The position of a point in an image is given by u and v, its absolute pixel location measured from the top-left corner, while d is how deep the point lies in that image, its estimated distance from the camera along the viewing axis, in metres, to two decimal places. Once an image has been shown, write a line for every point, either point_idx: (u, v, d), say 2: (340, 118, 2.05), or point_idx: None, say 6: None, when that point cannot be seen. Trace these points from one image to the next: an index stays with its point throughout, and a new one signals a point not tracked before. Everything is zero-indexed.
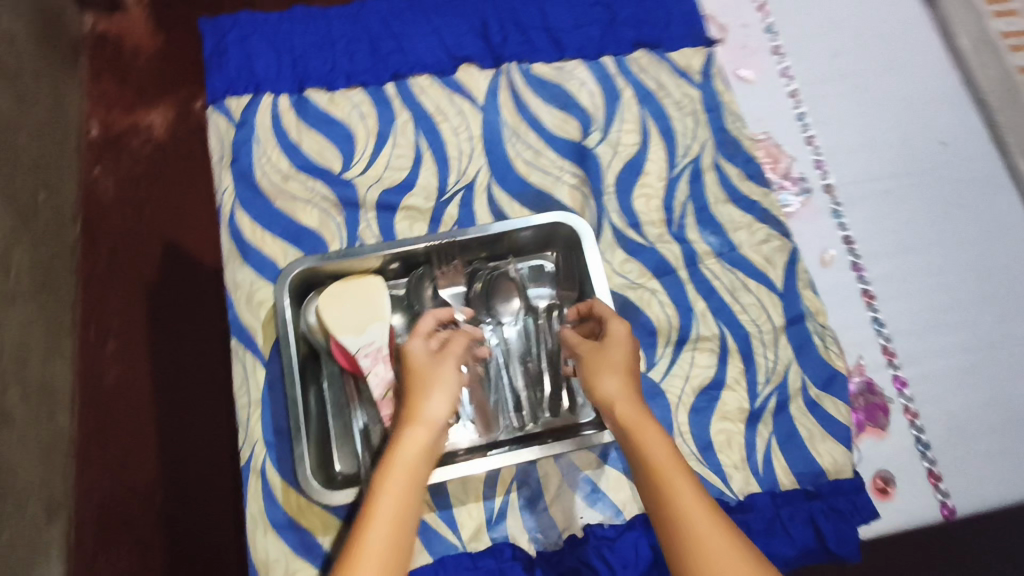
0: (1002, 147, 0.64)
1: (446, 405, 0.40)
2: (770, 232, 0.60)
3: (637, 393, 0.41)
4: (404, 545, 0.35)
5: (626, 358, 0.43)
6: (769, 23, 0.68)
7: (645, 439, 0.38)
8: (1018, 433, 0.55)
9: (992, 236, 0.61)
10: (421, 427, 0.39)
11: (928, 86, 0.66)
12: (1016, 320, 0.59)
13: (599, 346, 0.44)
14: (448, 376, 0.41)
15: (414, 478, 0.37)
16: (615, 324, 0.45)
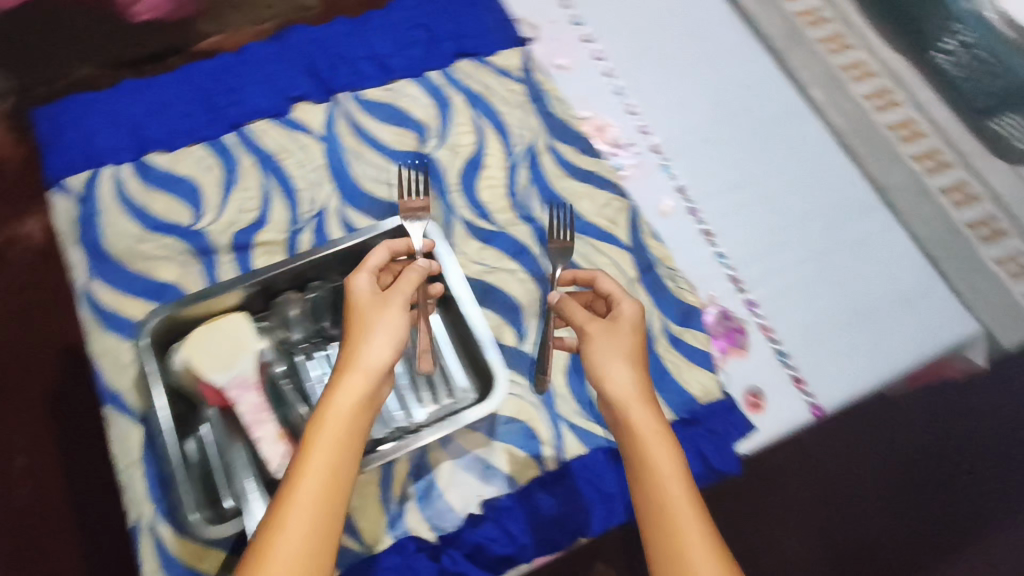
0: (797, 83, 0.73)
1: (387, 351, 0.46)
2: (609, 195, 0.65)
3: (643, 387, 0.46)
4: (340, 479, 0.40)
5: (635, 345, 0.48)
6: (574, 15, 0.76)
7: (655, 450, 0.43)
8: (863, 323, 0.62)
9: (801, 158, 0.69)
10: (359, 373, 0.44)
11: (724, 42, 0.75)
12: (840, 225, 0.66)
13: (613, 331, 0.49)
14: (391, 321, 0.47)
15: (347, 424, 0.42)
16: (628, 310, 0.50)
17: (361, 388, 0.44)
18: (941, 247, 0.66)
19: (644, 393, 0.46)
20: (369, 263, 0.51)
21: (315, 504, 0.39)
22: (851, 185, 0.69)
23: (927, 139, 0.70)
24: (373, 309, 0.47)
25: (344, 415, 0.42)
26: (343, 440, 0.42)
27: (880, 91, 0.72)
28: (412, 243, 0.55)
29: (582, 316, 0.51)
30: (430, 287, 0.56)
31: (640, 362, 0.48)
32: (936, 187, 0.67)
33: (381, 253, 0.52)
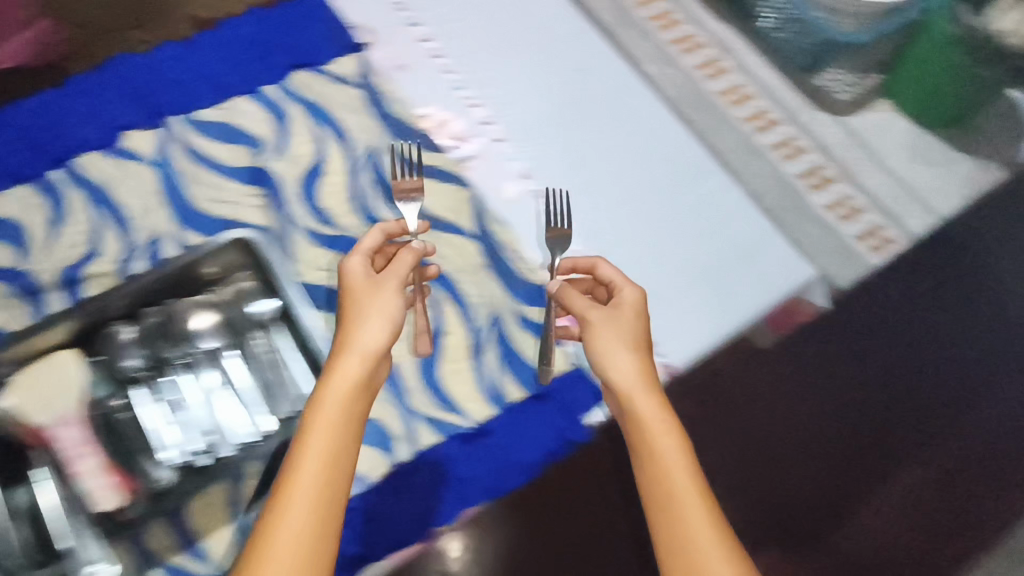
0: (630, 61, 0.76)
1: (380, 333, 0.52)
2: (453, 187, 0.66)
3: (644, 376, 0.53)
4: (341, 459, 0.47)
5: (634, 325, 0.55)
6: (409, 18, 0.76)
7: (659, 440, 0.50)
8: (705, 282, 0.65)
9: (639, 131, 0.72)
10: (354, 355, 0.51)
11: (558, 29, 0.77)
12: (678, 191, 0.69)
13: (613, 313, 0.55)
14: (382, 305, 0.54)
15: (343, 406, 0.48)
16: (631, 295, 0.56)
17: (356, 371, 0.50)
18: (776, 199, 0.69)
19: (641, 367, 0.53)
20: (364, 245, 0.57)
21: (317, 478, 0.45)
22: (688, 151, 0.71)
23: (756, 100, 0.74)
24: (367, 298, 0.53)
25: (340, 399, 0.49)
26: (340, 424, 0.48)
27: (708, 60, 0.76)
28: (404, 224, 0.61)
29: (584, 304, 0.57)
30: (425, 268, 0.61)
31: (640, 341, 0.55)
32: (765, 143, 0.72)
33: (375, 236, 0.58)
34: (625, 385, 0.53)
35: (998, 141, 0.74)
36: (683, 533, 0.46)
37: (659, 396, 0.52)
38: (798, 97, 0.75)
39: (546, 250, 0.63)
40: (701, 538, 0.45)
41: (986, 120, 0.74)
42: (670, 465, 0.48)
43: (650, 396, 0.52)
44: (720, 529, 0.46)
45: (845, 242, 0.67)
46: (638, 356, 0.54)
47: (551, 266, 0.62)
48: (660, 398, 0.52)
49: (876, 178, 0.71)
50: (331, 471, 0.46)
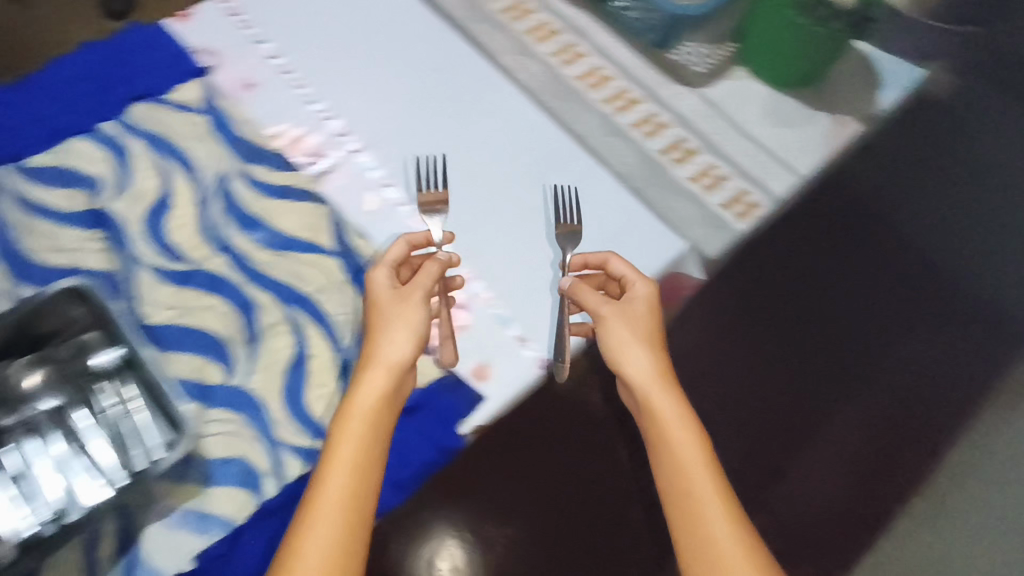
0: (488, 56, 0.75)
1: (406, 345, 0.54)
2: (309, 205, 0.63)
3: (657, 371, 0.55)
4: (364, 471, 0.49)
5: (647, 319, 0.58)
6: (255, 35, 0.74)
7: (676, 440, 0.52)
8: (580, 269, 0.63)
9: (502, 126, 0.71)
10: (378, 369, 0.53)
11: (413, 31, 0.76)
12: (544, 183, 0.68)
13: (628, 308, 0.58)
14: (409, 317, 0.55)
15: (368, 418, 0.51)
16: (645, 292, 0.59)
17: (382, 385, 0.52)
18: (643, 177, 0.69)
19: (657, 360, 0.56)
20: (388, 256, 0.58)
21: (344, 489, 0.47)
22: (553, 139, 0.71)
23: (616, 82, 0.74)
24: (394, 310, 0.55)
25: (366, 411, 0.51)
26: (366, 439, 0.50)
27: (566, 47, 0.76)
28: (429, 233, 0.61)
29: (597, 299, 0.58)
30: (453, 279, 0.61)
31: (653, 338, 0.57)
32: (627, 125, 0.72)
33: (400, 246, 0.59)
34: (642, 379, 0.55)
35: (849, 101, 0.77)
36: (697, 511, 0.49)
37: (672, 387, 0.55)
38: (657, 74, 0.75)
39: (557, 248, 0.64)
40: (715, 515, 0.49)
41: (836, 81, 0.77)
42: (682, 450, 0.52)
43: (667, 387, 0.55)
44: (731, 510, 0.49)
45: (712, 212, 0.68)
46: (655, 350, 0.56)
47: (562, 263, 0.63)
48: (673, 389, 0.55)
49: (739, 145, 0.72)
50: (357, 484, 0.48)
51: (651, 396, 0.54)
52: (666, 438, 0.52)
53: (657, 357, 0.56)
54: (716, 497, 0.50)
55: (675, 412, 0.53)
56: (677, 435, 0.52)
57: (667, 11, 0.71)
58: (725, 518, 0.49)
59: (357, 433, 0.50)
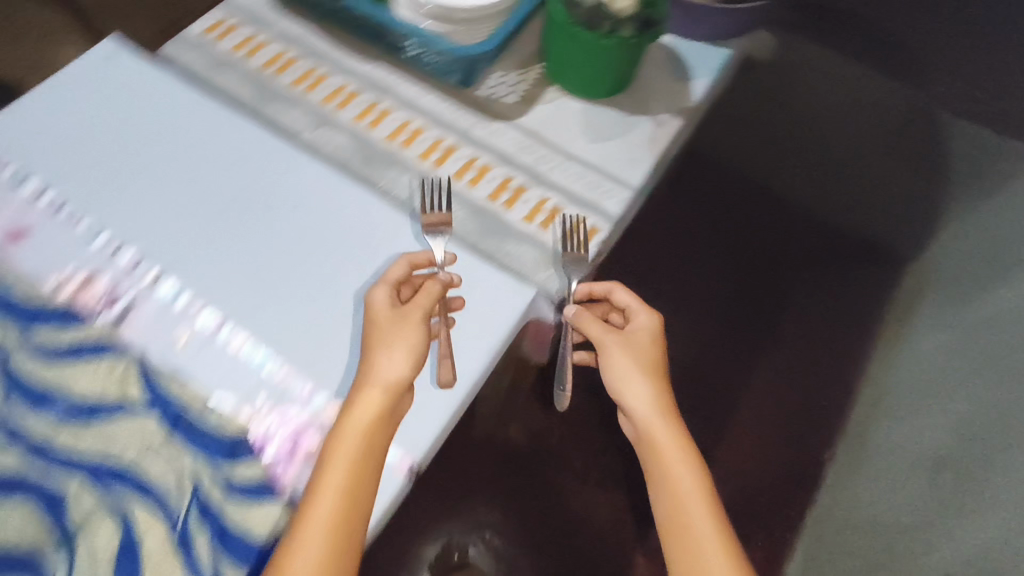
0: (287, 134, 0.70)
1: (402, 364, 0.54)
2: (110, 360, 0.54)
3: (656, 399, 0.58)
4: (358, 489, 0.50)
5: (648, 349, 0.60)
6: (15, 172, 0.65)
7: (677, 468, 0.56)
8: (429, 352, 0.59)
9: (318, 208, 0.66)
10: (376, 388, 0.53)
11: (200, 126, 0.69)
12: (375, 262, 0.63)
13: (631, 338, 0.61)
14: (405, 334, 0.55)
15: (366, 437, 0.52)
16: (647, 322, 0.61)
17: (377, 404, 0.52)
18: (475, 228, 0.66)
19: (656, 390, 0.59)
20: (391, 276, 0.58)
21: (334, 509, 0.49)
22: (376, 210, 0.66)
23: (430, 133, 0.70)
24: (391, 331, 0.55)
25: (358, 430, 0.52)
26: (359, 460, 0.51)
27: (367, 108, 0.71)
28: (431, 253, 0.61)
29: (600, 329, 0.61)
30: (453, 300, 0.61)
31: (655, 370, 0.60)
32: (449, 177, 0.68)
33: (401, 265, 0.59)
34: (642, 413, 0.58)
35: (665, 97, 0.77)
36: (690, 542, 0.53)
37: (672, 416, 0.58)
38: (468, 115, 0.72)
39: (483, 310, 0.61)
40: (709, 542, 0.53)
41: (647, 80, 0.78)
42: (675, 469, 0.56)
43: (666, 418, 0.58)
44: (725, 541, 0.53)
45: (552, 248, 0.65)
46: (656, 382, 0.59)
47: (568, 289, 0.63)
48: (673, 418, 0.58)
49: (566, 168, 0.70)
50: (348, 504, 0.49)
51: (649, 423, 0.58)
52: (660, 461, 0.56)
53: (656, 383, 0.59)
54: (710, 526, 0.53)
55: (670, 439, 0.57)
56: (672, 458, 0.56)
57: (467, 55, 0.68)
58: (718, 548, 0.52)
59: (350, 452, 0.51)
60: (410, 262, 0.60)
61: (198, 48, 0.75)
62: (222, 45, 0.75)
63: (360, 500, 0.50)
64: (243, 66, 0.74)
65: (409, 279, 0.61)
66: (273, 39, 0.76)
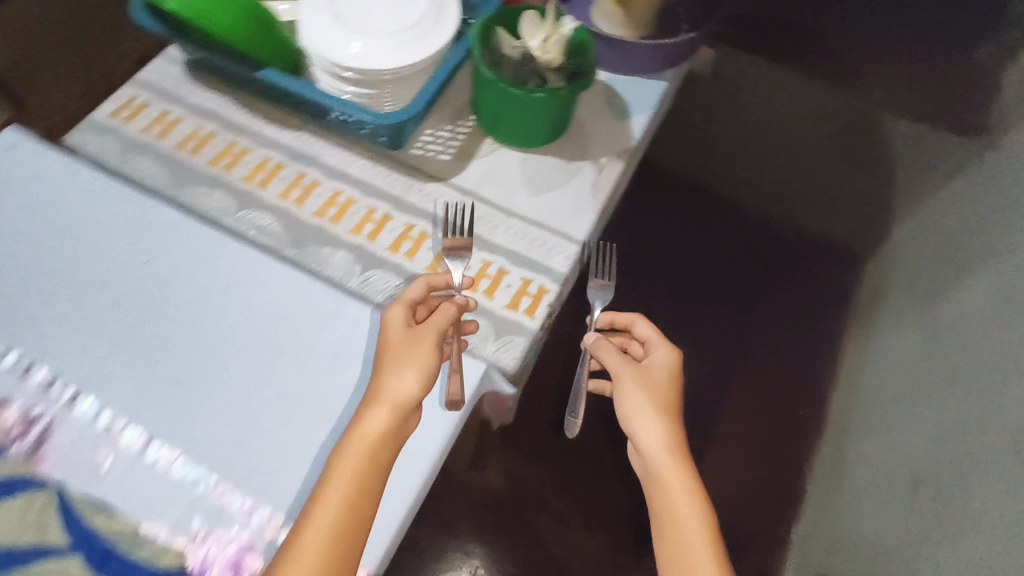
0: (210, 220, 0.66)
1: (409, 385, 0.53)
2: (23, 495, 0.48)
3: (667, 434, 0.59)
4: (357, 509, 0.49)
5: (665, 385, 0.61)
6: None
7: (686, 508, 0.55)
8: None
9: (248, 299, 0.62)
10: (383, 407, 0.52)
11: (117, 219, 0.64)
12: (314, 354, 0.60)
13: (649, 375, 0.62)
14: (415, 352, 0.54)
15: (370, 457, 0.50)
16: (666, 360, 0.63)
17: (383, 421, 0.51)
18: None
19: (668, 427, 0.59)
20: (407, 295, 0.57)
21: (333, 521, 0.48)
22: (310, 294, 0.63)
23: (362, 203, 0.67)
24: (402, 348, 0.54)
25: (363, 446, 0.50)
26: (363, 478, 0.49)
27: (293, 182, 0.68)
28: (450, 277, 0.61)
29: (618, 359, 0.63)
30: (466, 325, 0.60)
31: (670, 408, 0.60)
32: (384, 250, 0.65)
33: (419, 286, 0.58)
34: (654, 452, 0.58)
35: (605, 139, 0.74)
36: None
37: (681, 452, 0.59)
38: (401, 180, 0.69)
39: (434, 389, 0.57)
40: None
41: (585, 123, 0.75)
42: (678, 501, 0.56)
43: (675, 453, 0.58)
44: None
45: (500, 317, 0.62)
46: (669, 419, 0.60)
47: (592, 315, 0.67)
48: (681, 456, 0.58)
49: (506, 228, 0.67)
50: (346, 519, 0.48)
51: (659, 455, 0.58)
52: (667, 494, 0.56)
53: (668, 419, 0.60)
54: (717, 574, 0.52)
55: (678, 475, 0.57)
56: (676, 491, 0.56)
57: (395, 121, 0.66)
58: None
59: (353, 467, 0.50)
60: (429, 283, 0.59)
61: (108, 132, 0.70)
62: (133, 127, 0.70)
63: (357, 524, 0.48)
64: (156, 147, 0.69)
65: (425, 300, 0.60)
66: (188, 115, 0.71)
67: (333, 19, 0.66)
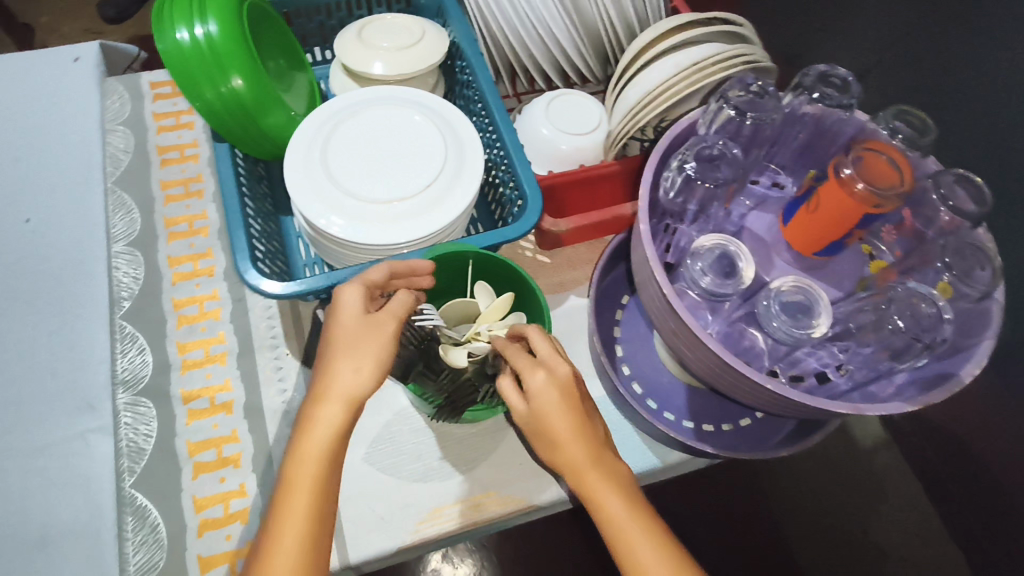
0: (110, 233, 0.61)
1: (365, 372, 0.41)
2: None
3: (586, 437, 0.41)
4: (322, 521, 0.39)
5: (564, 409, 0.40)
6: None
7: (607, 513, 0.39)
8: None
9: (53, 327, 0.57)
10: (333, 403, 0.40)
11: (65, 170, 0.63)
12: (41, 421, 0.53)
13: (531, 414, 0.41)
14: (375, 340, 0.41)
15: (326, 462, 0.39)
16: (533, 386, 0.40)
17: (338, 425, 0.40)
18: (142, 470, 0.51)
19: (583, 429, 0.41)
20: (368, 276, 0.44)
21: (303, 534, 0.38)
22: (84, 372, 0.55)
23: (219, 325, 0.57)
24: (357, 341, 0.41)
25: (321, 454, 0.39)
26: (324, 486, 0.39)
27: (194, 255, 0.60)
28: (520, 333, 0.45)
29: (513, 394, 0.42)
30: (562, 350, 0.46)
31: (581, 429, 0.41)
32: (178, 388, 0.54)
33: (381, 270, 0.44)
34: (559, 455, 0.41)
35: (507, 467, 0.54)
36: None
37: (599, 450, 0.41)
38: (274, 332, 0.57)
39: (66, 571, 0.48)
40: None
41: (508, 429, 0.55)
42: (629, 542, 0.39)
43: (603, 473, 0.40)
44: None
45: (180, 559, 0.48)
46: (580, 432, 0.41)
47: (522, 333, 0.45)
48: (609, 471, 0.41)
49: None
50: (315, 546, 0.38)
51: (582, 482, 0.40)
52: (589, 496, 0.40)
53: (579, 437, 0.40)
54: None
55: (616, 501, 0.39)
56: (617, 525, 0.39)
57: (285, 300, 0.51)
58: None
59: (312, 476, 0.39)
60: (393, 269, 0.45)
61: (134, 92, 0.68)
62: (152, 105, 0.67)
63: (327, 530, 0.39)
64: (144, 136, 0.66)
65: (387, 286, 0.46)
66: (198, 125, 0.67)
67: (322, 143, 0.55)
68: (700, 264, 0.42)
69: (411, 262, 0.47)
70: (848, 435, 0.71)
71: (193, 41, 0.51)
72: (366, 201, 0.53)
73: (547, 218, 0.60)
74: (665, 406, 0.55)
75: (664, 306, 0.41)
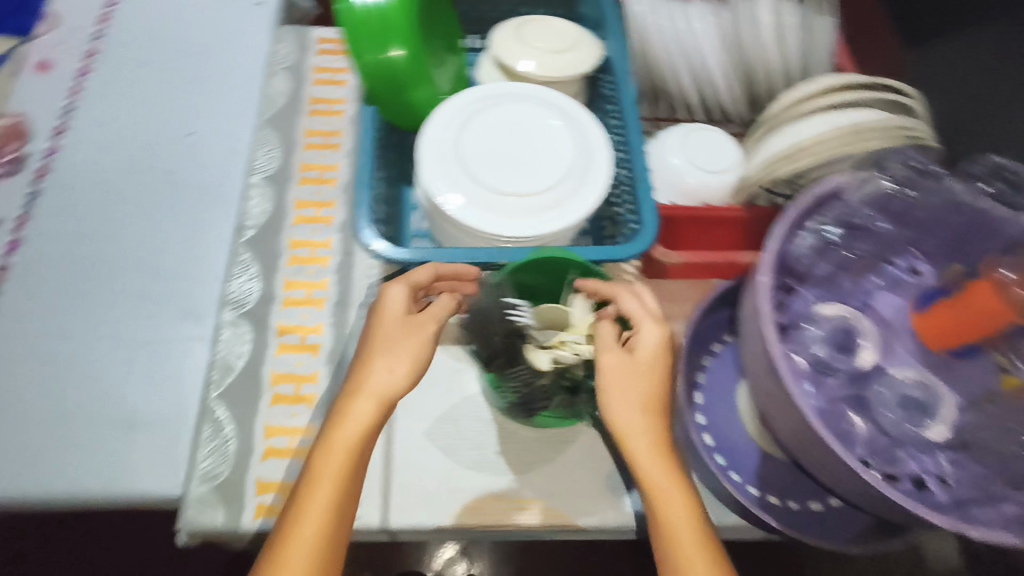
0: (251, 164, 0.66)
1: (400, 368, 0.44)
2: None
3: (659, 419, 0.43)
4: (345, 504, 0.41)
5: (655, 376, 0.43)
6: (100, 32, 0.72)
7: (668, 506, 0.41)
8: (67, 428, 0.53)
9: (181, 236, 0.62)
10: (364, 401, 0.42)
11: (224, 100, 0.69)
12: (152, 315, 0.58)
13: (629, 366, 0.43)
14: (409, 341, 0.45)
15: (353, 456, 0.41)
16: (648, 338, 0.44)
17: (369, 420, 0.42)
18: (228, 385, 0.55)
19: (660, 407, 0.43)
20: (413, 276, 0.48)
21: (325, 517, 0.40)
22: (198, 284, 0.60)
23: (325, 272, 0.61)
24: (395, 339, 0.45)
25: (348, 449, 0.41)
26: (350, 476, 0.41)
27: (319, 202, 0.64)
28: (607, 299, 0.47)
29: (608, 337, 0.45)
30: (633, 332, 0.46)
31: (655, 403, 0.43)
32: (276, 321, 0.58)
33: (428, 270, 0.48)
34: (633, 433, 0.42)
35: (560, 480, 0.54)
36: None
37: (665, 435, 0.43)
38: (371, 291, 0.60)
39: (141, 455, 0.53)
40: None
41: (569, 444, 0.55)
42: (683, 538, 0.40)
43: (671, 467, 0.42)
44: None
45: (242, 475, 0.51)
46: (656, 412, 0.43)
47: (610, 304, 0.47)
48: (673, 454, 0.42)
49: None
50: (334, 531, 0.40)
51: (649, 466, 0.41)
52: (654, 481, 0.41)
53: (654, 415, 0.43)
54: None
55: (679, 496, 0.41)
56: (677, 520, 0.40)
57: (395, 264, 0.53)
58: None
59: (339, 467, 0.41)
60: (438, 272, 0.49)
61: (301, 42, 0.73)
62: (315, 58, 0.72)
63: (347, 518, 0.41)
64: (302, 85, 0.70)
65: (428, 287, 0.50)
66: (349, 84, 0.71)
67: (460, 125, 0.57)
68: (820, 334, 0.42)
69: (457, 266, 0.50)
70: (922, 557, 0.65)
71: (368, 7, 0.54)
72: (489, 189, 0.54)
73: (658, 248, 0.60)
74: (734, 465, 0.52)
75: (766, 365, 0.39)
